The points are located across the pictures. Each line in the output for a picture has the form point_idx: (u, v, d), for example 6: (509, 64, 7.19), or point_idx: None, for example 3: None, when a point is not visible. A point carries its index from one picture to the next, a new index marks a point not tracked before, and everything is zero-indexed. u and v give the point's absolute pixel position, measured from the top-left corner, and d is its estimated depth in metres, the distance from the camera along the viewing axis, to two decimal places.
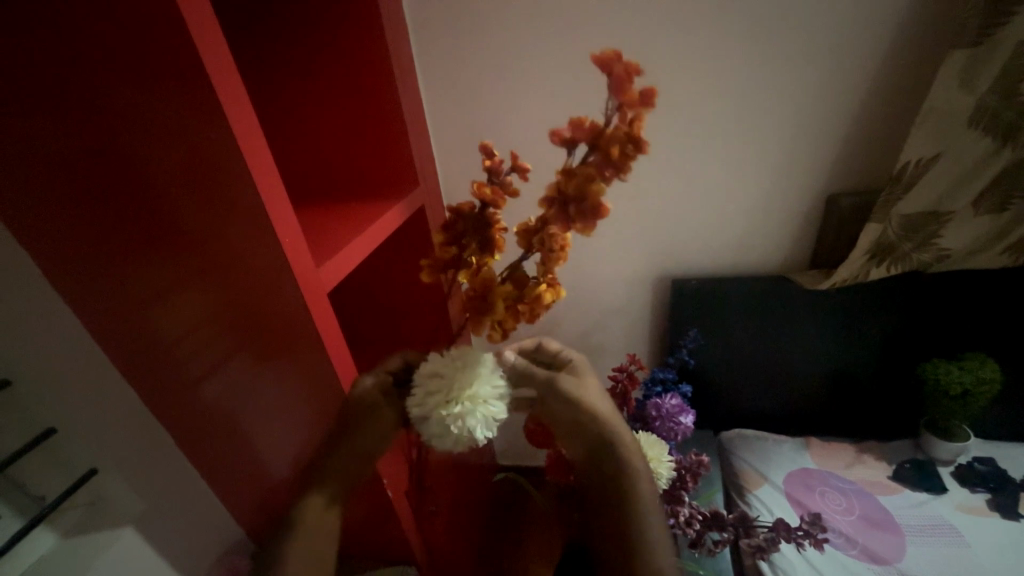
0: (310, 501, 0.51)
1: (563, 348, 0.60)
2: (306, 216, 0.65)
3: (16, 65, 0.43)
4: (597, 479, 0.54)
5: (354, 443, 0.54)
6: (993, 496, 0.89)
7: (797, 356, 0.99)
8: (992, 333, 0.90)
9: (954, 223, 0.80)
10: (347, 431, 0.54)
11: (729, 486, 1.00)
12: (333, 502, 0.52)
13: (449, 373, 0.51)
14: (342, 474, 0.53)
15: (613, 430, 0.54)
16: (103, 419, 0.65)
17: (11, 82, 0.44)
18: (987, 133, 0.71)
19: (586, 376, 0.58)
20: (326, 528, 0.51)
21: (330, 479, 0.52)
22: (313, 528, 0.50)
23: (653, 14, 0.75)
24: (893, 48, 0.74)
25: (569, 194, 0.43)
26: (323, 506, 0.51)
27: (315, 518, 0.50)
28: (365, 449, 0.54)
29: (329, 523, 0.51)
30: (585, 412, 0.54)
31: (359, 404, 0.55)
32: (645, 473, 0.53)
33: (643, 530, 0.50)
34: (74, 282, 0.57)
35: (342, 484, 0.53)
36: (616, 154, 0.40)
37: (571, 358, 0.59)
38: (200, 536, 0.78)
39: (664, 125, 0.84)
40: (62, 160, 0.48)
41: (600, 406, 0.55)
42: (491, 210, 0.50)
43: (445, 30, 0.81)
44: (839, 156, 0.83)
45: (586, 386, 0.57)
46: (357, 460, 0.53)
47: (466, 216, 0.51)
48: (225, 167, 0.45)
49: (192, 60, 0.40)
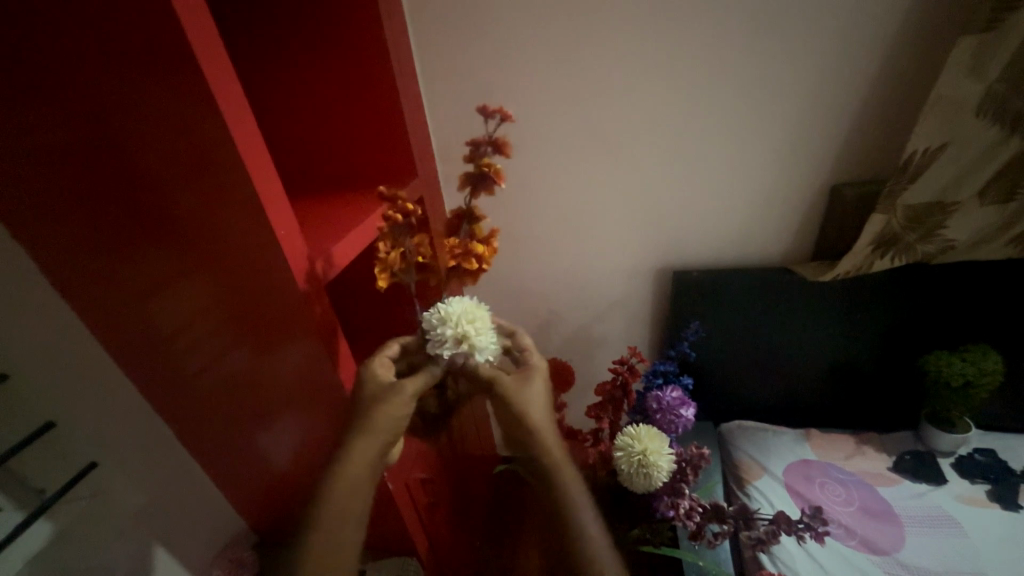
0: (335, 488, 0.50)
1: (531, 348, 0.66)
2: (304, 209, 0.64)
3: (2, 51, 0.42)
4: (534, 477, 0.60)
5: (376, 427, 0.53)
6: (992, 487, 0.90)
7: (798, 348, 0.98)
8: (995, 323, 0.90)
9: (960, 213, 0.79)
10: (365, 416, 0.53)
11: (728, 478, 1.00)
12: (363, 489, 0.51)
13: (455, 308, 0.56)
14: (365, 457, 0.52)
15: (539, 439, 0.58)
16: (102, 413, 0.65)
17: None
18: (995, 122, 0.70)
19: (534, 382, 0.62)
20: (348, 516, 0.50)
21: (355, 464, 0.51)
22: (336, 514, 0.50)
23: (653, 3, 0.74)
24: (903, 33, 0.72)
25: (476, 176, 0.57)
26: (342, 504, 0.50)
27: (340, 506, 0.50)
28: (382, 436, 0.53)
29: (350, 509, 0.50)
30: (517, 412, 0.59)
31: (377, 385, 0.55)
32: (577, 492, 0.57)
33: (586, 538, 0.55)
34: (69, 276, 0.57)
35: (366, 470, 0.52)
36: (501, 147, 0.55)
37: (531, 361, 0.64)
38: (202, 527, 0.79)
39: (667, 114, 0.82)
40: (52, 151, 0.47)
41: (532, 411, 0.59)
42: (409, 217, 0.55)
43: (443, 15, 0.79)
44: (844, 147, 0.82)
45: (529, 394, 0.60)
46: (379, 444, 0.53)
47: (394, 228, 0.55)
48: (219, 161, 0.44)
49: (181, 49, 0.39)
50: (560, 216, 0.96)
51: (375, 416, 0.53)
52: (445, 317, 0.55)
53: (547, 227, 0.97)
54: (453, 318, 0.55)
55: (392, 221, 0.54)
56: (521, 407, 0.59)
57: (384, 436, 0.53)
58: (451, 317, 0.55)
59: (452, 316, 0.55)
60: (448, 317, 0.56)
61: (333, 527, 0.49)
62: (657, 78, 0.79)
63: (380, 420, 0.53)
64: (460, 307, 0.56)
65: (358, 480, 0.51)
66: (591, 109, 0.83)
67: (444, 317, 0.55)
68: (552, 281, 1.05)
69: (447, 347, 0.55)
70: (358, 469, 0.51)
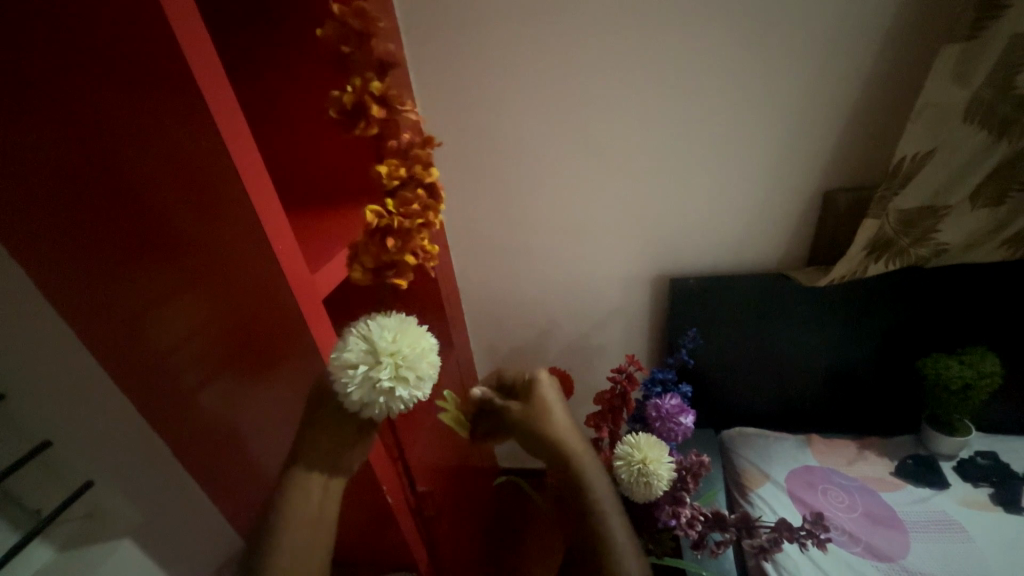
0: (294, 491, 0.48)
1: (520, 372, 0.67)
2: (300, 221, 0.65)
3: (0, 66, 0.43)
4: (560, 481, 0.58)
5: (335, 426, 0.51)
6: (995, 490, 0.89)
7: (795, 353, 0.98)
8: (992, 325, 0.90)
9: (952, 217, 0.80)
10: (317, 411, 0.51)
11: (730, 485, 0.99)
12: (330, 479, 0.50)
13: (370, 340, 0.50)
14: (325, 453, 0.50)
15: (565, 444, 0.57)
16: (101, 431, 0.65)
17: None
18: (982, 127, 0.71)
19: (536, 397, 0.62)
20: (317, 517, 0.48)
21: (315, 458, 0.50)
22: (298, 516, 0.47)
23: (644, 14, 0.75)
24: (888, 42, 0.73)
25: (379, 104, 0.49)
26: (316, 500, 0.48)
27: (298, 509, 0.47)
28: (341, 428, 0.51)
29: (316, 516, 0.48)
30: (542, 429, 0.59)
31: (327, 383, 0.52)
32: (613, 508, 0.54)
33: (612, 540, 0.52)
34: (69, 295, 0.57)
35: (327, 457, 0.50)
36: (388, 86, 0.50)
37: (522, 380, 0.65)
38: (201, 545, 0.78)
39: (660, 121, 0.83)
40: (53, 170, 0.47)
41: (552, 422, 0.59)
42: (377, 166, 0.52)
43: (438, 31, 0.80)
44: (836, 152, 0.83)
45: (545, 409, 0.60)
46: (337, 438, 0.51)
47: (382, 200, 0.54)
48: (217, 177, 0.44)
49: (179, 68, 0.39)
50: (556, 225, 0.96)
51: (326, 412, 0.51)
52: (339, 365, 0.49)
53: (543, 234, 0.98)
54: (349, 363, 0.49)
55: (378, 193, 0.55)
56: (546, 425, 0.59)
57: (340, 433, 0.51)
58: (342, 364, 0.49)
59: (350, 352, 0.49)
60: (342, 365, 0.49)
61: (309, 526, 0.47)
62: (651, 87, 0.80)
63: (330, 414, 0.51)
64: (366, 337, 0.50)
65: (316, 479, 0.49)
66: (586, 119, 0.84)
67: (336, 364, 0.49)
68: (550, 290, 1.05)
69: (348, 377, 0.49)
70: (314, 471, 0.49)
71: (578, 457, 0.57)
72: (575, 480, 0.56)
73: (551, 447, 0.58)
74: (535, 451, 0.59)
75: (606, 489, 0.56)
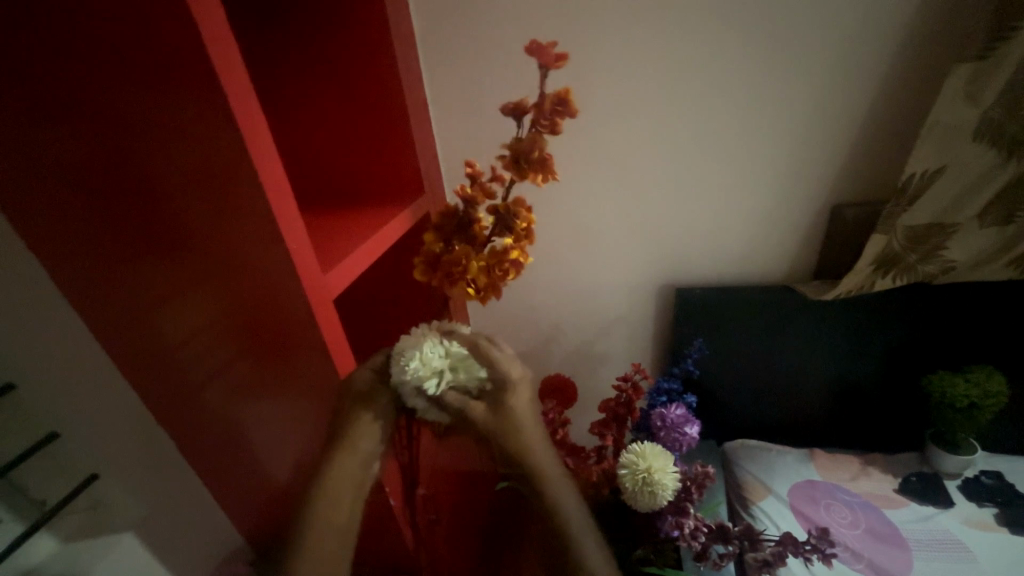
0: (318, 506, 0.48)
1: (500, 359, 0.58)
2: (312, 220, 0.66)
3: (22, 60, 0.44)
4: (530, 503, 0.54)
5: (356, 444, 0.51)
6: (1001, 510, 0.89)
7: (800, 366, 0.98)
8: (999, 344, 0.90)
9: (961, 234, 0.80)
10: (342, 431, 0.52)
11: (732, 498, 0.99)
12: (354, 493, 0.50)
13: (438, 350, 0.58)
14: (347, 472, 0.50)
15: (526, 461, 0.53)
16: (107, 424, 0.65)
17: (14, 78, 0.45)
18: (991, 146, 0.71)
19: (506, 400, 0.56)
20: (340, 532, 0.48)
21: (340, 475, 0.50)
22: (320, 532, 0.47)
23: (656, 25, 0.76)
24: (897, 60, 0.74)
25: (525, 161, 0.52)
26: (335, 514, 0.48)
27: (322, 523, 0.48)
28: (362, 442, 0.52)
29: (340, 528, 0.48)
30: (502, 438, 0.54)
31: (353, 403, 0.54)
32: (586, 533, 0.51)
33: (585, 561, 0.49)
34: (80, 288, 0.57)
35: (354, 478, 0.50)
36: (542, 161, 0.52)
37: (503, 376, 0.58)
38: (201, 543, 0.77)
39: (669, 130, 0.84)
40: (71, 163, 0.48)
41: (516, 434, 0.54)
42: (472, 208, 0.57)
43: (452, 37, 0.81)
44: (844, 166, 0.83)
45: (511, 415, 0.56)
46: (358, 458, 0.51)
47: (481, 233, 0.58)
48: (234, 175, 0.45)
49: (205, 68, 0.40)
50: (563, 231, 0.96)
51: (351, 430, 0.52)
52: (421, 374, 0.55)
53: (549, 242, 0.98)
54: (434, 369, 0.56)
55: (454, 212, 0.58)
56: (506, 437, 0.54)
57: (363, 452, 0.51)
58: (431, 372, 0.55)
59: (431, 362, 0.56)
60: (425, 375, 0.55)
61: (329, 541, 0.48)
62: (660, 96, 0.81)
63: (356, 432, 0.52)
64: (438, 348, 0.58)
65: (341, 494, 0.49)
66: (596, 126, 0.85)
67: (421, 373, 0.54)
68: (555, 297, 1.05)
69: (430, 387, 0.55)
70: (339, 485, 0.49)
71: (539, 475, 0.53)
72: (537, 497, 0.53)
73: (510, 459, 0.54)
74: (496, 456, 0.56)
75: (576, 509, 0.52)
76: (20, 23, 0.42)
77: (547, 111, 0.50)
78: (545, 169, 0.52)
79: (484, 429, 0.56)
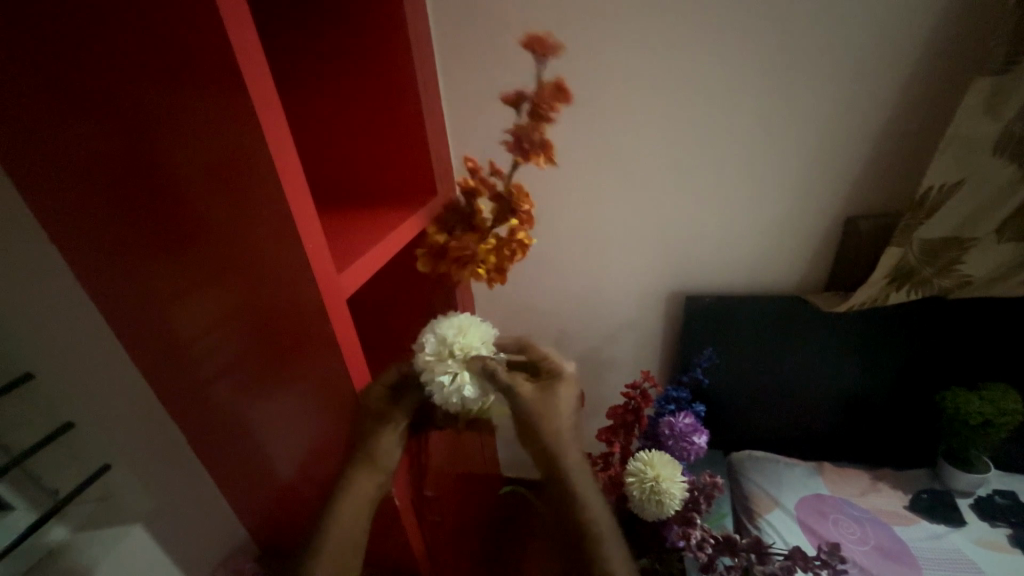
0: (339, 516, 0.54)
1: (547, 354, 0.61)
2: (327, 218, 0.67)
3: (51, 56, 0.45)
4: (555, 496, 0.54)
5: (375, 461, 0.56)
6: (1014, 531, 0.87)
7: (810, 378, 0.97)
8: (1015, 360, 0.88)
9: (978, 249, 0.78)
10: (365, 448, 0.57)
11: (739, 510, 0.98)
12: (367, 506, 0.55)
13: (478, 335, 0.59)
14: (365, 490, 0.55)
15: (567, 446, 0.54)
16: (119, 415, 0.66)
17: (43, 72, 0.46)
18: (1012, 160, 0.70)
19: (554, 387, 0.57)
20: (354, 541, 0.54)
21: (360, 490, 0.55)
22: (337, 542, 0.53)
23: (673, 31, 0.76)
24: (917, 70, 0.73)
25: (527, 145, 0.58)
26: (350, 524, 0.54)
27: (339, 531, 0.53)
28: (377, 458, 0.57)
29: (352, 536, 0.54)
30: (547, 422, 0.54)
31: (372, 410, 0.58)
32: (609, 532, 0.52)
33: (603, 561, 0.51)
34: (99, 279, 0.58)
35: (369, 497, 0.55)
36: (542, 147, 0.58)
37: (548, 368, 0.60)
38: (207, 536, 0.78)
39: (683, 137, 0.84)
40: (93, 157, 0.49)
41: (560, 420, 0.55)
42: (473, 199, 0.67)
43: (469, 39, 0.82)
44: (859, 177, 0.82)
45: (559, 403, 0.56)
46: (376, 478, 0.56)
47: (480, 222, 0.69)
48: (254, 173, 0.46)
49: (229, 67, 0.41)
50: (574, 236, 0.97)
51: (372, 448, 0.57)
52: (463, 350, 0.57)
53: (559, 246, 0.98)
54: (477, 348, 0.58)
55: (457, 205, 0.69)
56: (553, 420, 0.54)
57: (379, 471, 0.56)
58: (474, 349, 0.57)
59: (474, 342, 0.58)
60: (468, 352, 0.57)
61: (340, 552, 0.53)
62: (675, 103, 0.81)
63: (376, 450, 0.57)
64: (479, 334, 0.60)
65: (359, 506, 0.55)
66: (609, 131, 0.85)
67: (467, 348, 0.57)
68: (563, 301, 1.05)
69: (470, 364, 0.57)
70: (362, 496, 0.55)
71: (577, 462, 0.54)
72: (569, 487, 0.53)
73: (552, 442, 0.54)
74: (530, 441, 0.55)
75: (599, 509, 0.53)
76: (51, 19, 0.43)
77: (547, 98, 0.56)
78: (543, 150, 0.58)
79: (530, 409, 0.55)
